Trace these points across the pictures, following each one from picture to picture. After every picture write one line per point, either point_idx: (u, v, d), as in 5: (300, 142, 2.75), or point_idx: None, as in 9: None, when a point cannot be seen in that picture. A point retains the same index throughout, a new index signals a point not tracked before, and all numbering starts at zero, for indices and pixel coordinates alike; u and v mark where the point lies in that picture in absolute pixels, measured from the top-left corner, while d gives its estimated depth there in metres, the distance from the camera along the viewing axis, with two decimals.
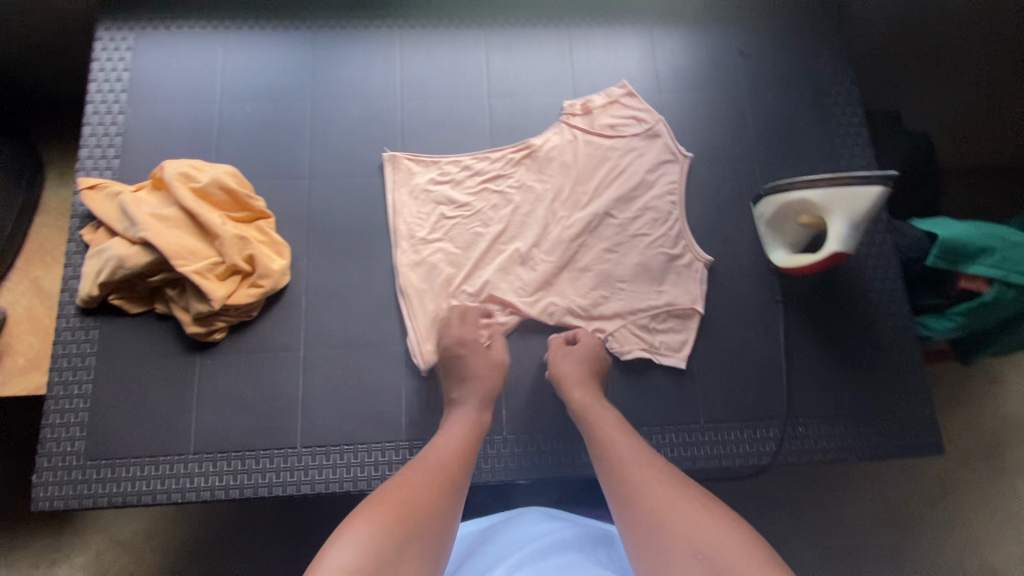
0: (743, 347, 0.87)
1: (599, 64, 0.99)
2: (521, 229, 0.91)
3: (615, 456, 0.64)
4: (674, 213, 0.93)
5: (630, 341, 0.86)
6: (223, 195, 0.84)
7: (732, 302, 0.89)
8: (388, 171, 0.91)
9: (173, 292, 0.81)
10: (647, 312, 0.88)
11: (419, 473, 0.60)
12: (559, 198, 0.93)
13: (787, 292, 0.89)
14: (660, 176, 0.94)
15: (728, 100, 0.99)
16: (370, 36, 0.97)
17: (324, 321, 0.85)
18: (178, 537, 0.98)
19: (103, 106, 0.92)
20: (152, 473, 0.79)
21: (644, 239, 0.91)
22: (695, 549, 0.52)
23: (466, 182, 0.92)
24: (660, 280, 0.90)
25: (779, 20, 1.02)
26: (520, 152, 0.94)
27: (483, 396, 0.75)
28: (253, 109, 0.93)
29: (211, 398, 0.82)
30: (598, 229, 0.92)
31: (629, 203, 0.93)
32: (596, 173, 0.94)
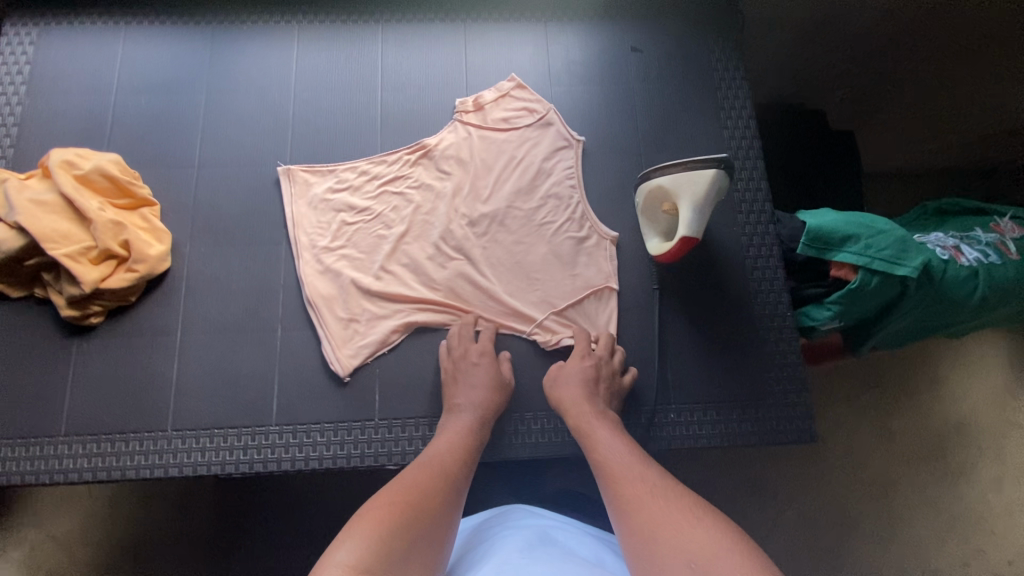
0: (626, 336, 0.88)
1: (492, 59, 1.01)
2: (424, 228, 0.93)
3: (608, 468, 0.67)
4: (575, 197, 0.94)
5: (558, 331, 0.87)
6: (105, 182, 0.85)
7: (620, 293, 0.90)
8: (285, 184, 0.92)
9: (49, 277, 0.83)
10: (566, 299, 0.89)
11: (420, 487, 0.64)
12: (459, 195, 0.94)
13: (663, 280, 0.90)
14: (556, 162, 0.95)
15: (621, 92, 1.00)
16: (267, 31, 1.00)
17: (203, 305, 0.87)
18: (107, 535, 1.04)
19: (1, 98, 0.94)
20: (22, 455, 0.80)
21: (551, 228, 0.92)
22: (688, 559, 0.52)
23: (364, 186, 0.94)
24: (572, 264, 0.90)
25: (671, 15, 1.04)
26: (416, 153, 0.95)
27: (484, 409, 0.79)
28: (148, 100, 0.95)
29: (85, 382, 0.83)
30: (503, 221, 0.93)
31: (530, 193, 0.94)
32: (494, 167, 0.95)
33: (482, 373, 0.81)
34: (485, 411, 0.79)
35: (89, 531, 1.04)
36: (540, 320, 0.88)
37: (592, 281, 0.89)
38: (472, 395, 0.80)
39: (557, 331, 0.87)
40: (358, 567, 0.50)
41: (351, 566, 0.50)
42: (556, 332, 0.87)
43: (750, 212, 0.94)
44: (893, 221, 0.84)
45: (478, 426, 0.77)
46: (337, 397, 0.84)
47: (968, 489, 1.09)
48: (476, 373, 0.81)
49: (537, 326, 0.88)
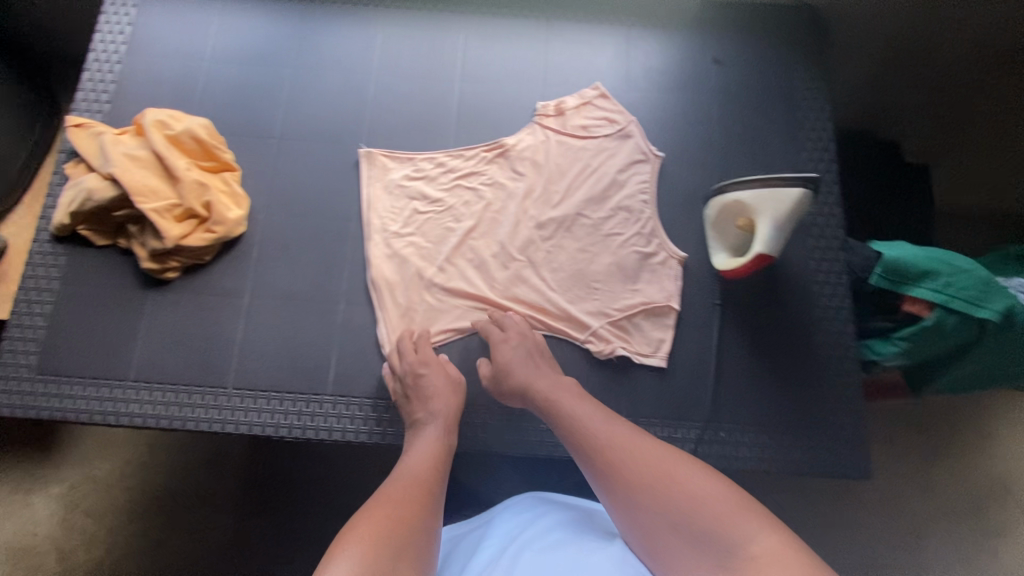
0: (684, 353, 0.86)
1: (572, 59, 1.01)
2: (493, 225, 0.94)
3: (583, 435, 0.68)
4: (646, 212, 0.93)
5: (611, 340, 0.87)
6: (194, 144, 0.89)
7: (684, 305, 0.88)
8: (364, 166, 0.95)
9: (134, 229, 0.87)
10: (623, 312, 0.88)
11: (399, 498, 0.61)
12: (530, 196, 0.95)
13: (726, 294, 0.88)
14: (631, 175, 0.95)
15: (701, 105, 0.99)
16: (357, 13, 1.02)
17: (275, 273, 0.90)
18: (154, 481, 1.09)
19: (103, 55, 0.99)
20: (93, 394, 0.84)
21: (617, 239, 0.92)
22: (668, 521, 0.57)
23: (439, 178, 0.95)
24: (634, 279, 0.90)
25: (761, 30, 1.02)
26: (493, 151, 0.96)
27: (447, 417, 0.77)
28: (240, 70, 0.99)
29: (155, 333, 0.87)
30: (570, 229, 0.93)
31: (601, 203, 0.94)
32: (568, 173, 0.95)
33: (433, 380, 0.80)
34: (447, 418, 0.77)
35: (139, 474, 1.10)
36: (595, 328, 0.87)
37: (654, 299, 0.88)
38: (431, 406, 0.78)
39: (610, 340, 0.87)
40: None
41: None
42: (609, 341, 0.87)
43: (821, 237, 0.91)
44: (976, 261, 0.81)
45: (446, 436, 0.75)
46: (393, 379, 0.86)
47: (1011, 551, 1.03)
48: (429, 380, 0.80)
49: (590, 333, 0.87)
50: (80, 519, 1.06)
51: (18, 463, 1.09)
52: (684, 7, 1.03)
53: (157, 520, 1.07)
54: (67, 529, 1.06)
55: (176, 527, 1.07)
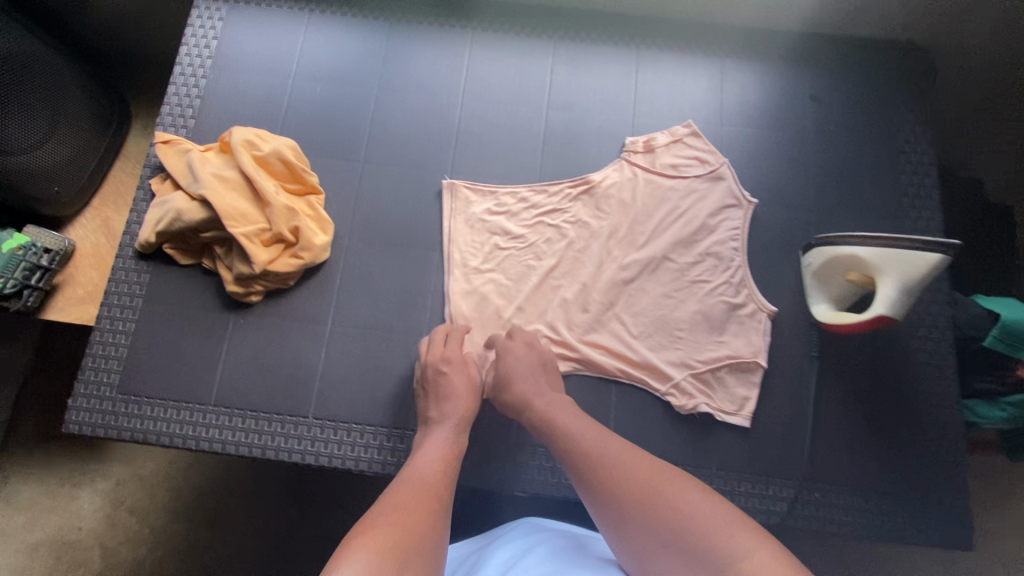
0: (775, 411, 0.83)
1: (663, 91, 0.97)
2: (575, 265, 0.91)
3: (576, 449, 0.68)
4: (736, 261, 0.88)
5: (693, 395, 0.83)
6: (281, 166, 0.88)
7: (773, 361, 0.84)
8: (446, 199, 0.92)
9: (221, 251, 0.86)
10: (707, 365, 0.84)
11: (406, 505, 0.60)
12: (614, 237, 0.91)
13: (824, 347, 0.84)
14: (721, 221, 0.90)
15: (796, 145, 0.94)
16: (441, 36, 0.99)
17: (355, 303, 0.89)
18: (215, 495, 1.09)
19: (189, 69, 0.98)
20: (173, 417, 0.83)
21: (704, 286, 0.88)
22: (661, 537, 0.56)
23: (521, 214, 0.93)
24: (720, 330, 0.86)
25: (861, 68, 0.97)
26: (578, 188, 0.93)
27: (459, 418, 0.76)
28: (324, 89, 0.97)
29: (238, 356, 0.86)
30: (655, 273, 0.89)
31: (689, 247, 0.90)
32: (655, 214, 0.92)
33: (454, 381, 0.79)
34: (460, 420, 0.76)
35: (203, 485, 1.10)
36: (677, 381, 0.83)
37: (740, 354, 0.84)
38: (446, 406, 0.77)
39: (692, 395, 0.83)
40: None
41: None
42: (691, 396, 0.83)
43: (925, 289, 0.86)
44: None
45: (455, 438, 0.74)
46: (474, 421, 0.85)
47: None
48: (451, 380, 0.79)
49: (671, 386, 0.83)
50: (124, 516, 1.08)
51: (67, 453, 1.12)
52: (780, 40, 0.99)
53: (201, 525, 1.07)
54: (111, 526, 1.07)
55: (220, 533, 1.07)
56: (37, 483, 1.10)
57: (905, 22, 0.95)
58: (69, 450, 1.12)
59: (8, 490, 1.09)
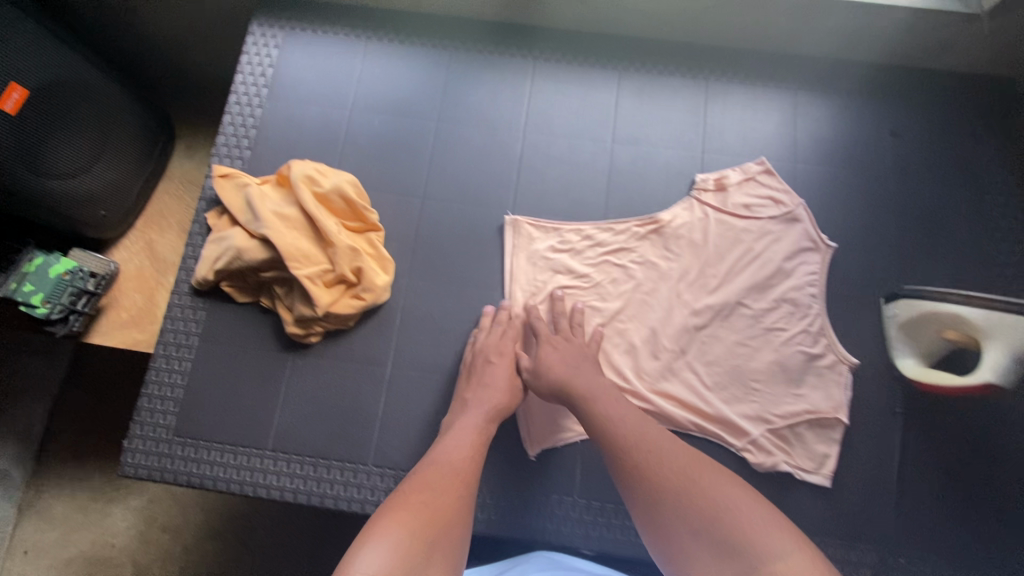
0: (857, 469, 0.79)
1: (733, 126, 0.93)
2: (642, 308, 0.87)
3: (615, 437, 0.69)
4: (814, 308, 0.84)
5: (773, 452, 0.79)
6: (342, 204, 0.86)
7: (854, 415, 0.80)
8: (508, 236, 0.89)
9: (281, 291, 0.84)
10: (785, 419, 0.80)
11: (433, 488, 0.65)
12: (685, 279, 0.88)
13: (910, 403, 0.80)
14: (797, 265, 0.86)
15: (876, 184, 0.90)
16: (502, 65, 0.96)
17: (415, 345, 0.86)
18: (259, 528, 1.08)
19: (244, 97, 0.96)
20: (231, 462, 0.81)
21: (780, 334, 0.84)
22: (690, 525, 0.60)
23: (586, 252, 0.90)
24: (798, 382, 0.82)
25: (946, 102, 0.92)
26: (646, 227, 0.90)
27: (493, 407, 0.77)
28: (382, 121, 0.94)
29: (297, 399, 0.84)
30: (729, 318, 0.86)
31: (763, 292, 0.86)
32: (727, 256, 0.88)
33: (498, 371, 0.80)
34: (494, 408, 0.77)
35: (247, 517, 1.09)
36: (755, 437, 0.80)
37: (820, 409, 0.80)
38: (483, 392, 0.78)
39: (772, 452, 0.79)
40: None
41: None
42: (771, 454, 0.79)
43: None
44: None
45: (486, 425, 0.75)
46: (538, 470, 0.83)
47: None
48: (495, 371, 0.80)
49: (748, 443, 0.80)
50: (157, 533, 1.09)
51: (101, 468, 1.13)
52: (858, 73, 0.94)
53: (233, 542, 1.08)
54: (143, 543, 1.09)
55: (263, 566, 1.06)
56: (70, 497, 1.11)
57: (992, 58, 0.90)
58: (101, 466, 1.13)
59: (42, 505, 1.10)
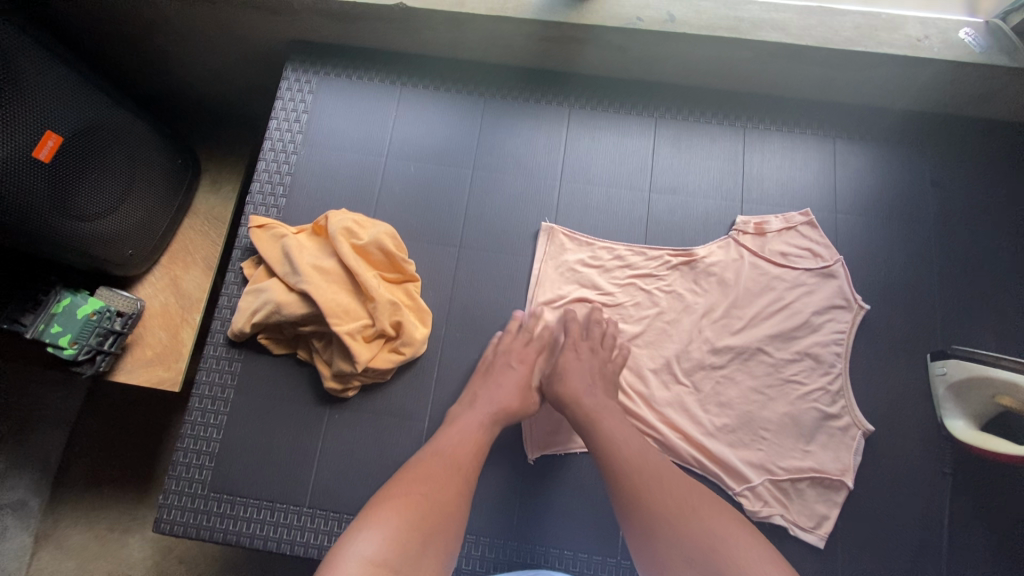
0: (893, 517, 0.77)
1: (772, 174, 0.93)
2: (661, 335, 0.87)
3: (620, 459, 0.67)
4: (837, 366, 0.83)
5: (770, 503, 0.78)
6: (381, 256, 0.85)
7: (879, 461, 0.80)
8: (542, 241, 0.90)
9: (319, 344, 0.83)
10: (789, 473, 0.79)
11: (433, 478, 0.66)
12: (708, 316, 0.87)
13: (945, 453, 0.79)
14: (827, 321, 0.85)
15: (911, 231, 0.89)
16: (538, 113, 0.97)
17: (443, 393, 0.85)
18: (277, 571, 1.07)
19: (279, 145, 0.96)
20: (268, 519, 0.80)
21: (797, 388, 0.83)
22: (687, 555, 0.59)
23: (614, 272, 0.90)
24: (808, 439, 0.81)
25: (984, 150, 0.92)
26: (679, 258, 0.89)
27: (500, 408, 0.77)
28: (419, 168, 0.95)
29: (334, 456, 0.82)
30: (748, 362, 0.84)
31: (787, 342, 0.85)
32: (756, 300, 0.87)
33: (512, 375, 0.80)
34: (500, 410, 0.76)
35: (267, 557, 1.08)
36: (755, 484, 0.78)
37: (826, 469, 0.79)
38: (494, 392, 0.78)
39: (769, 502, 0.78)
40: (376, 563, 0.56)
41: (370, 561, 0.56)
42: (768, 504, 0.78)
43: None
44: None
45: (489, 425, 0.75)
46: (567, 522, 0.80)
47: None
48: (507, 374, 0.80)
49: (746, 489, 0.78)
50: (173, 565, 1.08)
51: (115, 499, 1.12)
52: (893, 119, 0.94)
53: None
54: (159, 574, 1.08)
55: None
56: (87, 527, 1.10)
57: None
58: (113, 497, 1.12)
59: (59, 534, 1.09)
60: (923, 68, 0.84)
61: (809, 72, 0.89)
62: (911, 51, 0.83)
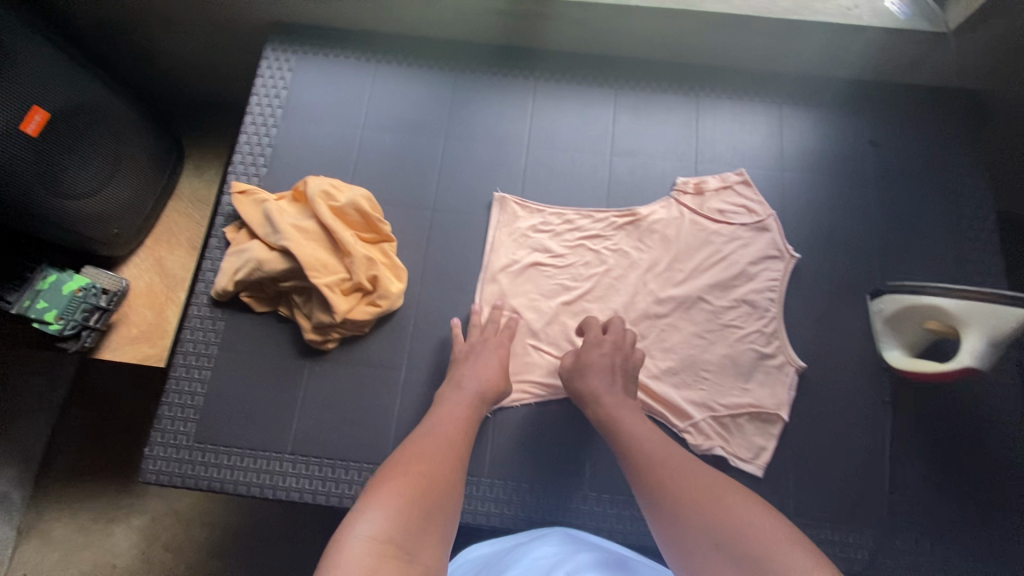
0: (828, 449, 0.83)
1: (723, 138, 1.00)
2: (609, 290, 0.92)
3: (638, 457, 0.69)
4: (771, 311, 0.89)
5: (711, 437, 0.83)
6: (357, 217, 0.90)
7: (815, 396, 0.86)
8: (496, 211, 0.96)
9: (300, 299, 0.88)
10: (728, 409, 0.85)
11: (430, 457, 0.67)
12: (652, 270, 0.93)
13: (874, 385, 0.86)
14: (761, 270, 0.91)
15: (849, 187, 0.96)
16: (506, 86, 1.03)
17: (414, 346, 0.90)
18: (264, 547, 1.10)
19: (259, 119, 1.01)
20: (251, 465, 0.84)
21: (735, 332, 0.89)
22: (712, 540, 0.57)
23: (564, 235, 0.95)
24: (746, 377, 0.86)
25: (913, 113, 1.00)
26: (624, 219, 0.96)
27: (486, 387, 0.81)
28: (393, 138, 1.00)
29: (312, 406, 0.86)
30: (689, 311, 0.90)
31: (725, 291, 0.91)
32: (696, 254, 0.93)
33: (490, 354, 0.84)
34: (488, 390, 0.81)
35: (253, 538, 1.11)
36: (697, 420, 0.84)
37: (763, 404, 0.84)
38: (480, 372, 0.82)
39: (709, 436, 0.83)
40: (379, 540, 0.54)
41: (374, 538, 0.54)
42: (708, 437, 0.83)
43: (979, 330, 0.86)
44: None
45: (478, 405, 0.79)
46: (523, 466, 0.84)
47: None
48: (488, 355, 0.84)
49: (689, 425, 0.84)
50: (159, 553, 1.10)
51: (98, 488, 1.13)
52: (830, 87, 1.02)
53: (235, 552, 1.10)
54: (145, 562, 1.09)
55: None
56: (70, 520, 1.11)
57: (954, 74, 0.97)
58: (100, 487, 1.13)
59: (42, 526, 1.10)
60: (854, 35, 0.92)
61: (752, 42, 0.96)
62: (843, 19, 0.91)
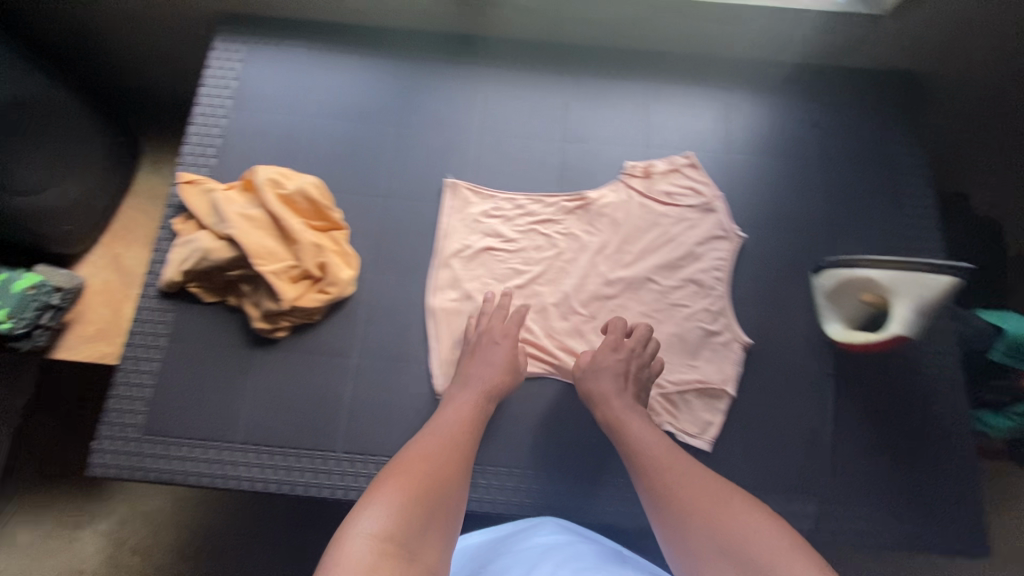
0: (775, 423, 0.85)
1: (672, 121, 1.01)
2: (559, 273, 0.93)
3: (647, 459, 0.69)
4: (717, 290, 0.91)
5: (659, 413, 0.85)
6: (306, 204, 0.90)
7: (761, 372, 0.87)
8: (447, 197, 0.96)
9: (248, 288, 0.88)
10: (676, 386, 0.86)
11: (436, 455, 0.67)
12: (602, 252, 0.94)
13: (817, 359, 0.88)
14: (708, 250, 0.93)
15: (794, 167, 0.98)
16: (457, 73, 1.04)
17: (365, 333, 0.89)
18: (235, 547, 1.07)
19: (208, 109, 1.00)
20: (201, 456, 0.83)
21: (682, 310, 0.90)
22: (718, 543, 0.58)
23: (516, 220, 0.96)
24: (694, 354, 0.88)
25: (854, 94, 1.02)
26: (574, 203, 0.97)
27: (489, 383, 0.80)
28: (345, 126, 1.00)
29: (262, 394, 0.86)
30: (638, 291, 0.92)
31: (673, 271, 0.92)
32: (644, 235, 0.95)
33: (501, 351, 0.83)
34: (490, 387, 0.80)
35: (218, 539, 1.07)
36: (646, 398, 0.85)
37: (710, 380, 0.86)
38: (484, 369, 0.81)
39: (657, 413, 0.85)
40: (379, 536, 0.55)
41: (375, 535, 0.55)
42: (657, 414, 0.85)
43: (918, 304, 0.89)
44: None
45: (483, 403, 0.79)
46: None
47: None
48: (496, 351, 0.83)
49: None
50: (127, 556, 1.07)
51: (61, 494, 1.10)
52: (775, 70, 1.04)
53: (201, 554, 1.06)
54: (116, 566, 1.06)
55: None
56: (35, 526, 1.08)
57: (891, 56, 1.00)
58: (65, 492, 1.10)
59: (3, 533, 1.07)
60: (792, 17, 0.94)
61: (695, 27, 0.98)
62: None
